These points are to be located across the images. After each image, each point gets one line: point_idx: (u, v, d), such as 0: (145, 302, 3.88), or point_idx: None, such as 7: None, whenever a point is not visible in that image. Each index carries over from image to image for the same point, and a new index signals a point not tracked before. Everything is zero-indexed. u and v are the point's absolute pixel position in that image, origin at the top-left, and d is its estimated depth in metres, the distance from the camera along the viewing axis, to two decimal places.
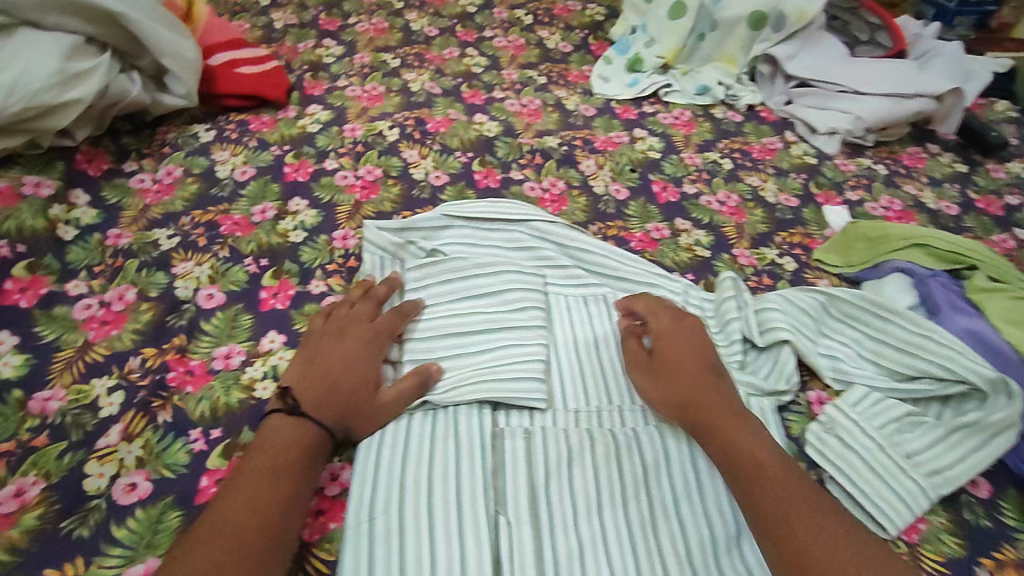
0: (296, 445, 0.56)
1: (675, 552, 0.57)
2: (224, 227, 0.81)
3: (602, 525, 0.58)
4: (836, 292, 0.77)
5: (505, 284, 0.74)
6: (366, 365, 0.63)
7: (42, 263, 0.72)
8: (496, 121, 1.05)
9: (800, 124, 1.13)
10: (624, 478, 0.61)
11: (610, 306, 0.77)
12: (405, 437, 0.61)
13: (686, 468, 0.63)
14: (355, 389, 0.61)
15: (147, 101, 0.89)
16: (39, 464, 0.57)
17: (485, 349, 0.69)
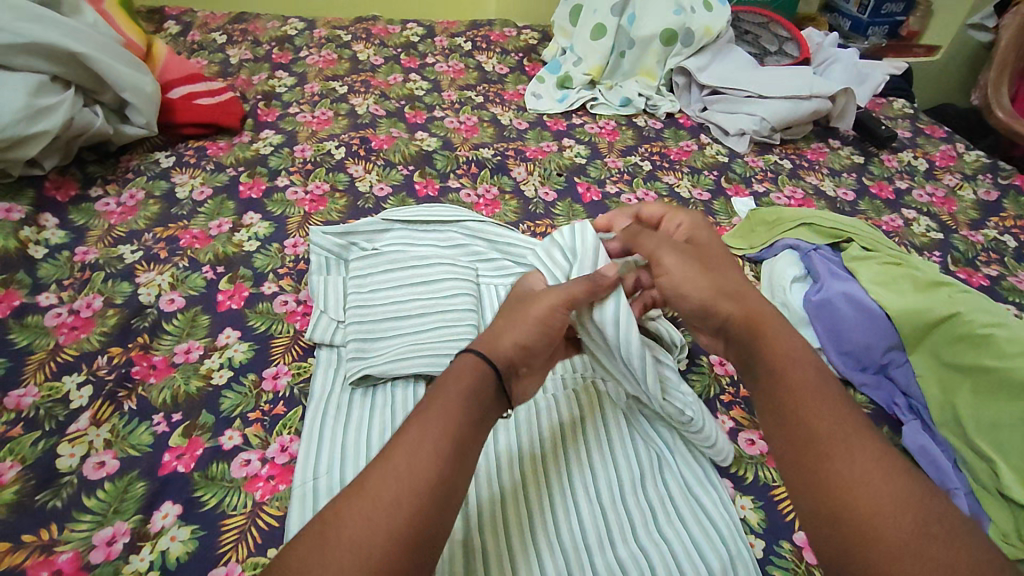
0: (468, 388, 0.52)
1: (587, 496, 0.64)
2: (183, 240, 0.90)
3: (522, 476, 0.65)
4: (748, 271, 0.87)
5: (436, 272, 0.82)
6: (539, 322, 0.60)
7: (15, 278, 0.80)
8: (435, 137, 1.16)
9: (714, 128, 1.25)
10: (543, 433, 0.69)
11: None
12: (347, 409, 0.69)
13: (599, 424, 0.71)
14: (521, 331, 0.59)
15: (109, 132, 0.97)
16: (15, 450, 0.63)
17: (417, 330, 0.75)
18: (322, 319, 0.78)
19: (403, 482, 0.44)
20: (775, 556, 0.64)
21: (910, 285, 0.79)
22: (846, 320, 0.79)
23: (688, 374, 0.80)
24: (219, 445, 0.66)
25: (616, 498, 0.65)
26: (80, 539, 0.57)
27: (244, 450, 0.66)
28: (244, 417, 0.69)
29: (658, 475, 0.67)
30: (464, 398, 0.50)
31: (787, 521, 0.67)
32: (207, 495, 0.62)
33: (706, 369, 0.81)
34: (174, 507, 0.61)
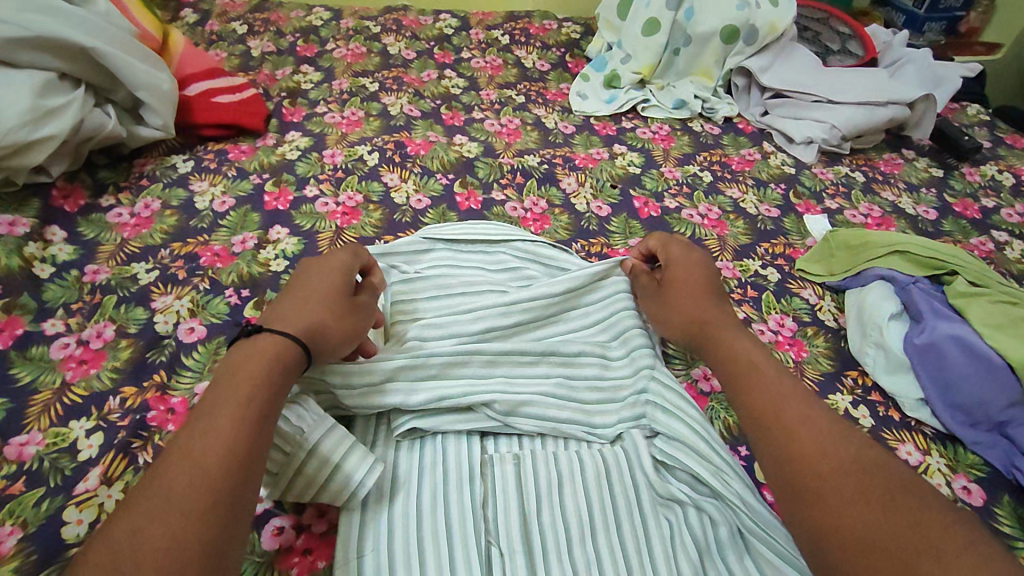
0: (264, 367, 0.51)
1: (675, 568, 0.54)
2: (204, 258, 0.81)
3: (597, 549, 0.56)
4: (856, 305, 0.80)
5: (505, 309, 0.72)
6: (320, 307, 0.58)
7: (18, 302, 0.71)
8: (475, 141, 1.06)
9: (777, 135, 1.14)
10: (616, 501, 0.60)
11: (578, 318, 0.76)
12: (391, 469, 0.59)
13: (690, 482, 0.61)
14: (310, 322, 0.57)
15: (123, 134, 0.88)
16: (16, 514, 0.55)
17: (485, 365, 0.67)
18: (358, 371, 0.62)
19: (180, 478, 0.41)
20: None
21: None
22: (958, 369, 0.69)
23: None
24: None
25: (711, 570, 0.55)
26: None
27: (275, 514, 0.57)
28: None
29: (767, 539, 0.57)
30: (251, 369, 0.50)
31: None
32: None
33: None
34: None
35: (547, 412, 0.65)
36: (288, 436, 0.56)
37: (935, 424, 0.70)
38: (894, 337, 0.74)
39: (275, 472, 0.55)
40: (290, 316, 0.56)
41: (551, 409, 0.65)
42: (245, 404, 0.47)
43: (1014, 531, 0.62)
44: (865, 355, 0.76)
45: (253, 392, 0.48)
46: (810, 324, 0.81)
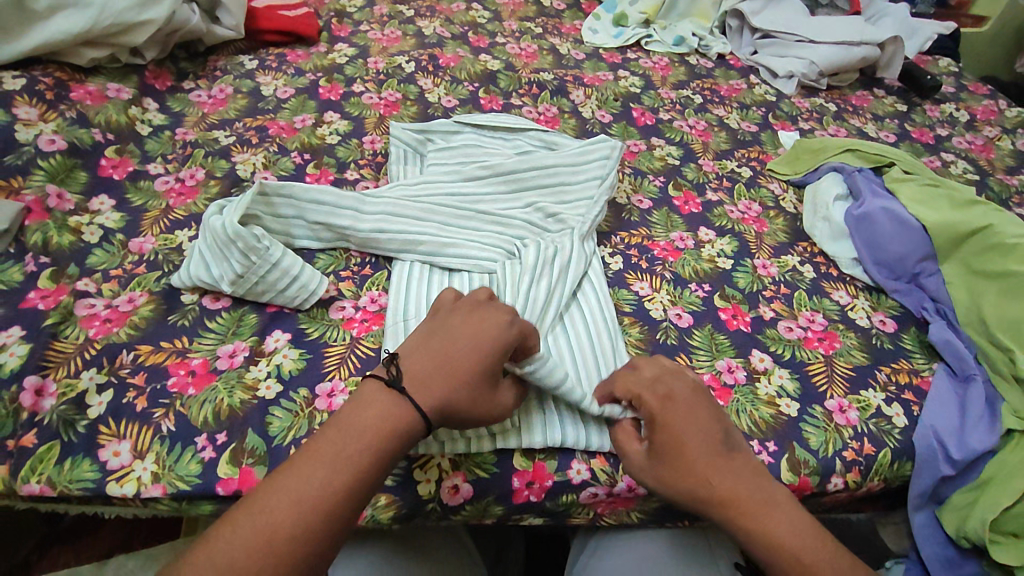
0: (387, 427, 0.50)
1: (583, 330, 0.71)
2: (272, 130, 0.97)
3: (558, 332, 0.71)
4: (812, 190, 0.96)
5: (485, 172, 0.86)
6: (467, 359, 0.55)
7: (127, 149, 0.88)
8: (498, 60, 1.21)
9: (763, 70, 1.30)
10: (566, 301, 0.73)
11: (534, 189, 0.86)
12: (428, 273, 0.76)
13: (566, 279, 0.74)
14: (465, 376, 0.54)
15: (203, 30, 1.04)
16: (144, 283, 0.71)
17: (440, 226, 0.79)
18: (289, 217, 0.76)
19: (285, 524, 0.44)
20: (808, 416, 0.70)
21: (946, 202, 0.85)
22: (884, 233, 0.85)
23: (732, 271, 0.85)
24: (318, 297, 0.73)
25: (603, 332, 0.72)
26: (206, 350, 0.66)
27: (339, 299, 0.73)
28: (337, 274, 0.76)
29: (686, 337, 0.76)
30: (369, 418, 0.50)
31: (821, 390, 0.72)
32: (312, 328, 0.70)
33: (749, 270, 0.86)
34: (284, 334, 0.69)
35: (467, 253, 0.77)
36: (252, 248, 0.67)
37: (864, 278, 0.86)
38: (837, 212, 0.90)
39: (240, 275, 0.67)
40: (422, 381, 0.53)
41: (479, 250, 0.77)
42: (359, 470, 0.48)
43: (915, 349, 0.79)
44: (813, 227, 0.92)
45: (365, 456, 0.48)
46: (772, 209, 0.97)
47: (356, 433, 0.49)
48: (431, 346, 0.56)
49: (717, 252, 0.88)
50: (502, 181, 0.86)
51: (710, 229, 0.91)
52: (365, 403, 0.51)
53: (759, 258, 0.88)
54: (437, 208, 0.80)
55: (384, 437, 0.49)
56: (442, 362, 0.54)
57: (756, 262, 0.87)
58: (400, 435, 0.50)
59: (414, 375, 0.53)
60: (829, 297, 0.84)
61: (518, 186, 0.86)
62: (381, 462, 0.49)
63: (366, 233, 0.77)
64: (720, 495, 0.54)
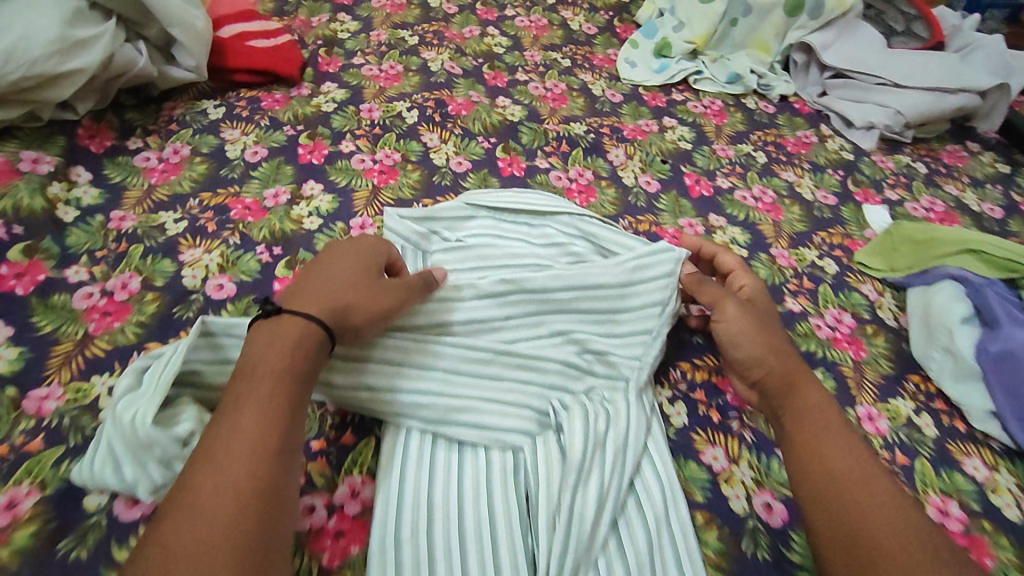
0: (292, 342, 0.49)
1: (644, 547, 0.53)
2: (234, 211, 0.77)
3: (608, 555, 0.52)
4: (925, 302, 0.76)
5: (509, 282, 0.67)
6: (357, 284, 0.55)
7: (41, 246, 0.68)
8: (519, 105, 1.00)
9: (835, 118, 1.08)
10: (620, 498, 0.56)
11: (572, 312, 0.67)
12: (430, 456, 0.57)
13: (623, 466, 0.57)
14: (353, 291, 0.55)
15: (154, 73, 0.83)
16: (34, 473, 0.53)
17: (450, 377, 0.61)
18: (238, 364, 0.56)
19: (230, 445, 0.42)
20: None
21: None
22: None
23: None
24: None
25: (672, 547, 0.54)
26: None
27: (307, 492, 0.56)
28: (307, 447, 0.58)
29: (782, 547, 0.57)
30: (274, 344, 0.49)
31: None
32: None
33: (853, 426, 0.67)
34: None
35: (486, 421, 0.59)
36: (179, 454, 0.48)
37: (1003, 439, 0.67)
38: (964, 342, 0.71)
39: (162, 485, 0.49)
40: (317, 296, 0.53)
41: (500, 418, 0.60)
42: (279, 374, 0.47)
43: None
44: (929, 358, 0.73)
45: (286, 363, 0.48)
46: (869, 322, 0.79)
47: (282, 342, 0.49)
48: (313, 278, 0.56)
49: None
50: (535, 297, 0.67)
51: None
52: (276, 324, 0.50)
53: (861, 403, 0.70)
54: (454, 348, 0.62)
55: (289, 348, 0.49)
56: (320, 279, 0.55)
57: (860, 410, 0.69)
58: (308, 348, 0.50)
59: (308, 291, 0.54)
60: (962, 471, 0.65)
61: (553, 305, 0.67)
62: (297, 372, 0.48)
63: (363, 390, 0.59)
64: (799, 387, 0.60)
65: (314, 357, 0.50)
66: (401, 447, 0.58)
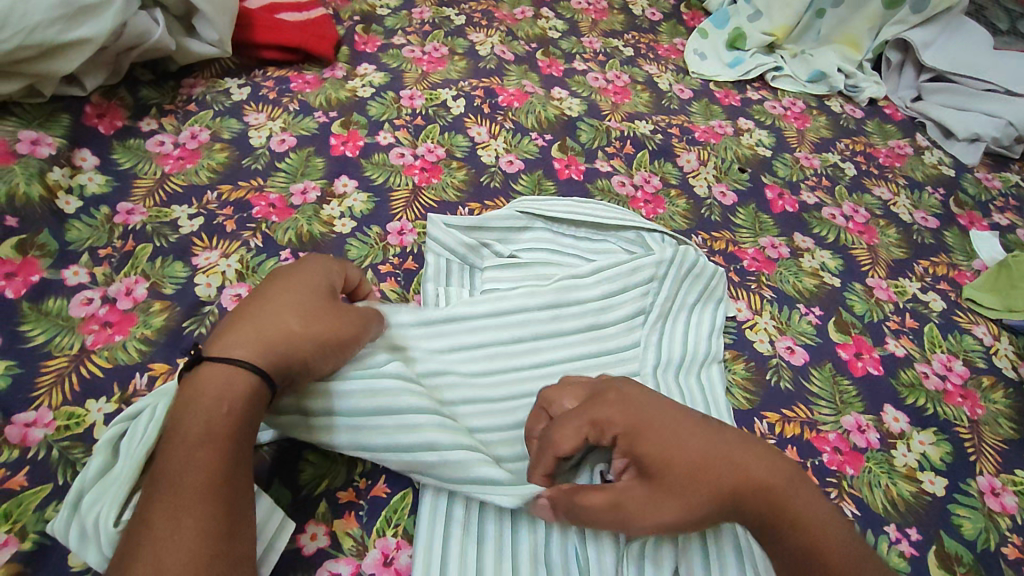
0: (228, 396, 0.41)
1: None
2: (257, 209, 0.67)
3: None
4: None
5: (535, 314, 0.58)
6: (296, 314, 0.45)
7: (36, 241, 0.59)
8: (577, 98, 0.89)
9: (932, 126, 0.96)
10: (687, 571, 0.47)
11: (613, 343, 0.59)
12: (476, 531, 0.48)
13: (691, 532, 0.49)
14: (290, 324, 0.45)
15: (171, 47, 0.74)
16: (12, 518, 0.44)
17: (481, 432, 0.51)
18: None
19: (189, 437, 0.39)
20: None
21: None
22: None
23: (949, 505, 0.55)
24: (297, 548, 0.46)
25: None
26: None
27: (331, 556, 0.46)
28: (332, 497, 0.49)
29: None
30: (225, 376, 0.41)
31: None
32: None
33: (977, 502, 0.56)
34: None
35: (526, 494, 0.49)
36: None
37: None
38: None
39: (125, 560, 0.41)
40: (255, 332, 0.44)
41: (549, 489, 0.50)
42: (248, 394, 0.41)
43: None
44: None
45: (251, 386, 0.42)
46: (985, 372, 0.66)
47: (254, 342, 0.43)
48: (259, 303, 0.46)
49: (916, 461, 0.58)
50: (570, 335, 0.58)
51: (900, 411, 0.61)
52: (205, 376, 0.41)
53: (982, 471, 0.58)
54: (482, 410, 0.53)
55: (240, 393, 0.41)
56: (256, 316, 0.45)
57: (981, 482, 0.57)
58: (248, 399, 0.41)
59: (254, 323, 0.44)
60: None
61: (589, 336, 0.59)
62: (250, 406, 0.41)
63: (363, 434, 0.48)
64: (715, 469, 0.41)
65: (255, 409, 0.42)
66: (440, 527, 0.48)
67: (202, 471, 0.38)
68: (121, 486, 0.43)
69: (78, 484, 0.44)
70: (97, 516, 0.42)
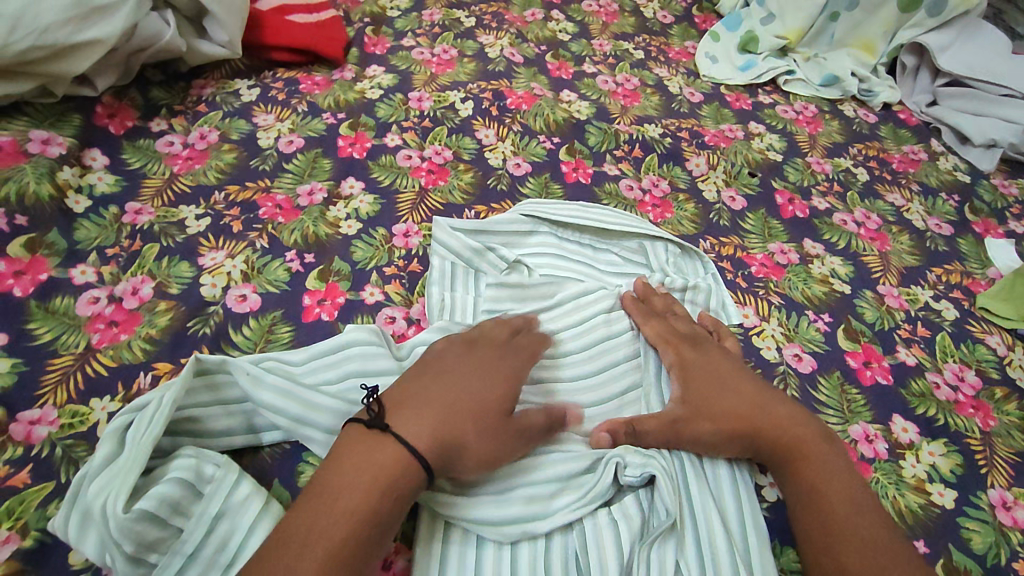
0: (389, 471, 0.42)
1: None
2: (263, 210, 0.67)
3: None
4: None
5: (544, 329, 0.59)
6: (486, 408, 0.47)
7: (45, 240, 0.59)
8: (586, 100, 0.89)
9: (948, 132, 0.94)
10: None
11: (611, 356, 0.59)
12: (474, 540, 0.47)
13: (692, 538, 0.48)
14: (473, 418, 0.46)
15: (181, 48, 0.74)
16: (15, 515, 0.44)
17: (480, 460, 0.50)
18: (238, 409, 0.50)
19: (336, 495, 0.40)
20: None
21: None
22: None
23: (958, 518, 0.54)
24: None
25: None
26: None
27: None
28: None
29: None
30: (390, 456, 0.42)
31: None
32: None
33: (987, 515, 0.55)
34: None
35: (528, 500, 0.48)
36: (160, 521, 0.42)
37: None
38: None
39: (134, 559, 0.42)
40: (433, 419, 0.45)
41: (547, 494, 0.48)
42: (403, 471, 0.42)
43: None
44: None
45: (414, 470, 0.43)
46: (999, 383, 0.65)
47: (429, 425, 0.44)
48: (435, 385, 0.47)
49: (925, 472, 0.56)
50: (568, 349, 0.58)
51: (909, 422, 0.60)
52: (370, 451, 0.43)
53: (993, 483, 0.57)
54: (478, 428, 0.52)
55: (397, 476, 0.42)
56: (441, 399, 0.46)
57: (992, 495, 0.56)
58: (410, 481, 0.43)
59: (431, 411, 0.45)
60: None
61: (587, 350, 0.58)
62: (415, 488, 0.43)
63: None
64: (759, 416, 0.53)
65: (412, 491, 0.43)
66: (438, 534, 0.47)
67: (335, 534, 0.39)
68: (126, 475, 0.43)
69: (82, 474, 0.44)
70: (102, 505, 0.42)
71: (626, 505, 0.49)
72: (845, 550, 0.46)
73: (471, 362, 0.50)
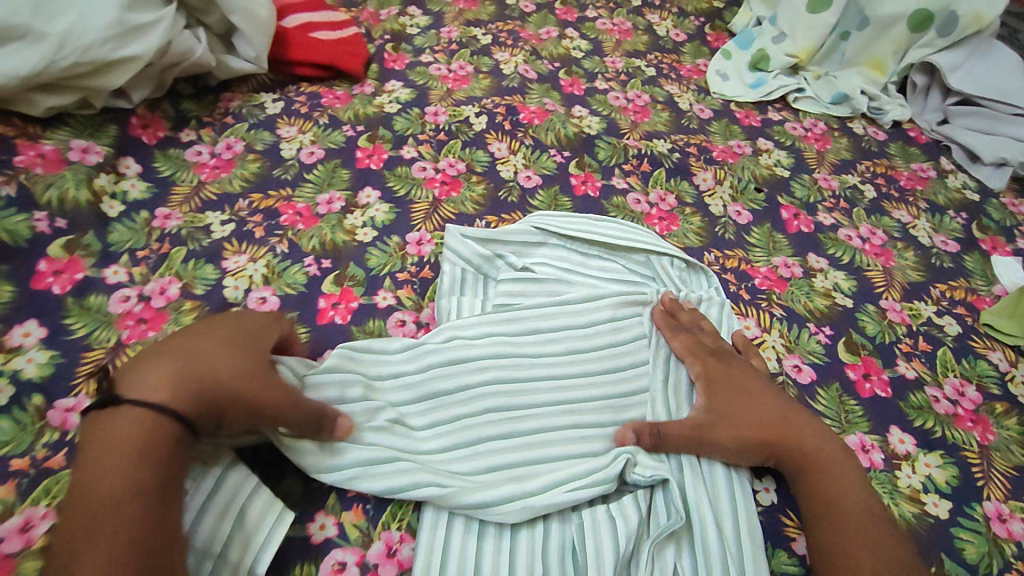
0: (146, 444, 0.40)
1: None
2: (284, 217, 0.71)
3: None
4: None
5: (548, 333, 0.60)
6: (214, 367, 0.45)
7: (82, 242, 0.63)
8: (597, 116, 0.91)
9: (958, 150, 0.95)
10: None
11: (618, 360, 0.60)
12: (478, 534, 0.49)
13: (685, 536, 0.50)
14: (206, 388, 0.44)
15: (211, 63, 0.78)
16: (52, 493, 0.47)
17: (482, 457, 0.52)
18: None
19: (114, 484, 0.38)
20: None
21: None
22: None
23: (952, 528, 0.55)
24: (307, 535, 0.49)
25: None
26: None
27: (338, 545, 0.49)
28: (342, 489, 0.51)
29: None
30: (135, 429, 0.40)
31: None
32: None
33: (981, 526, 0.55)
34: None
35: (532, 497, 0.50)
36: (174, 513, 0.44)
37: None
38: None
39: None
40: (171, 383, 0.43)
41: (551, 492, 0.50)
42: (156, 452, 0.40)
43: None
44: None
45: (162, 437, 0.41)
46: (999, 398, 0.66)
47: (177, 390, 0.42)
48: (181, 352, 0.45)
49: (920, 483, 0.57)
50: (573, 353, 0.59)
51: (906, 433, 0.61)
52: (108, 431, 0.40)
53: (989, 496, 0.58)
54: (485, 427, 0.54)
55: (150, 447, 0.40)
56: (171, 362, 0.44)
57: (987, 507, 0.56)
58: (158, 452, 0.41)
59: (178, 376, 0.43)
60: None
61: (592, 353, 0.60)
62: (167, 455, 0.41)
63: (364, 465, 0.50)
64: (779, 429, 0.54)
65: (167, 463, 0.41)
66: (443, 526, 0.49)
67: (116, 527, 0.37)
68: None
69: None
70: None
71: (625, 506, 0.50)
72: (851, 551, 0.47)
73: (227, 338, 0.48)
